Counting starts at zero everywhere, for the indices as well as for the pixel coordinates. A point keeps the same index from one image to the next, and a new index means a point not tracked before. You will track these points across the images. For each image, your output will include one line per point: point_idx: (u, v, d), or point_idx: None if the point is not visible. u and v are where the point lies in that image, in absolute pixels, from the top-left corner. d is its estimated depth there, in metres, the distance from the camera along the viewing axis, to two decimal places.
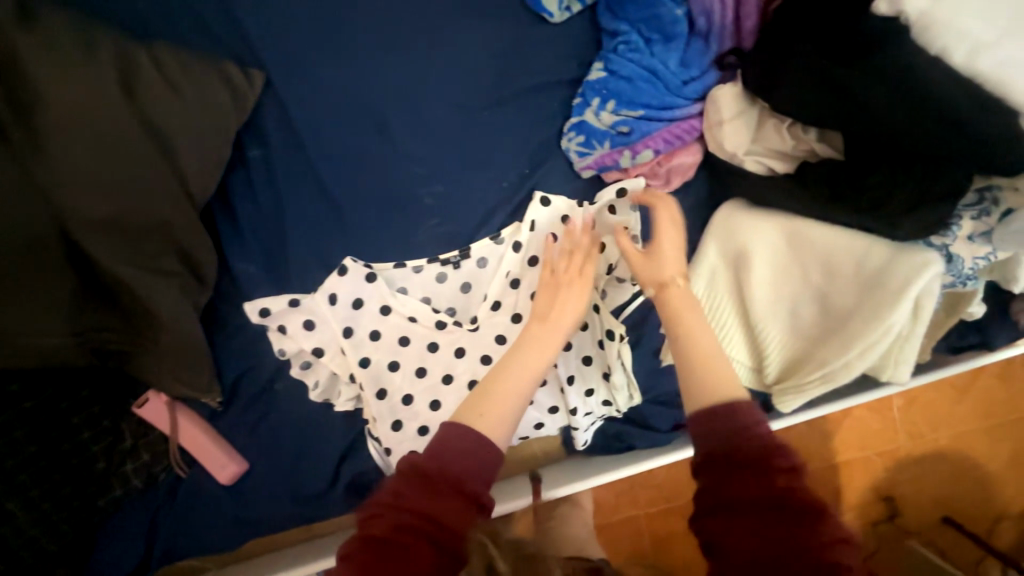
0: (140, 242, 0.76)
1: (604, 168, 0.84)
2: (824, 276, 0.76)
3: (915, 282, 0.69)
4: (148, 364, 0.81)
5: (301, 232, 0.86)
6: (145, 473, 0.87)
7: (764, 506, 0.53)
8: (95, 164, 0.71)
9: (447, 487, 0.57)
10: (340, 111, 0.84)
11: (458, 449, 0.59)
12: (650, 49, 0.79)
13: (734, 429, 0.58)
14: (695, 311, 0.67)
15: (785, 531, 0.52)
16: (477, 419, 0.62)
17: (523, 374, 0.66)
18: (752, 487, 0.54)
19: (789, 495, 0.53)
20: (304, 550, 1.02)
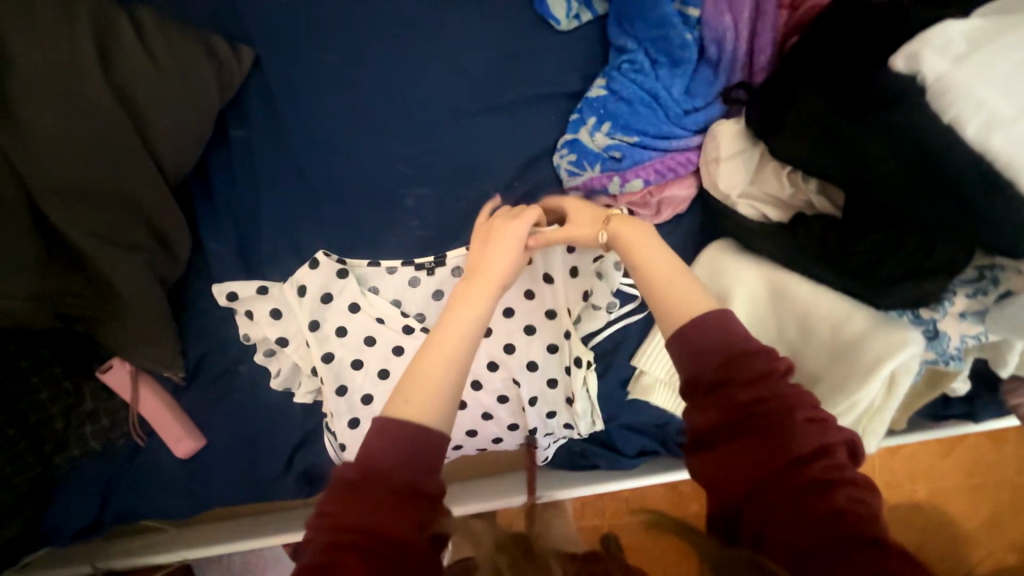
0: (110, 214, 0.77)
1: (592, 191, 0.80)
2: (800, 335, 0.73)
3: (889, 360, 0.65)
4: (113, 332, 0.81)
5: (278, 218, 0.85)
6: (105, 437, 0.88)
7: (737, 421, 0.53)
8: (67, 132, 0.71)
9: (376, 487, 0.53)
10: (329, 99, 0.82)
11: (392, 446, 0.55)
12: (654, 72, 0.75)
13: (702, 360, 0.56)
14: (647, 240, 0.66)
15: (767, 443, 0.51)
16: (405, 406, 0.58)
17: (451, 341, 0.63)
18: (732, 408, 0.53)
19: (761, 410, 0.52)
20: (270, 519, 1.04)
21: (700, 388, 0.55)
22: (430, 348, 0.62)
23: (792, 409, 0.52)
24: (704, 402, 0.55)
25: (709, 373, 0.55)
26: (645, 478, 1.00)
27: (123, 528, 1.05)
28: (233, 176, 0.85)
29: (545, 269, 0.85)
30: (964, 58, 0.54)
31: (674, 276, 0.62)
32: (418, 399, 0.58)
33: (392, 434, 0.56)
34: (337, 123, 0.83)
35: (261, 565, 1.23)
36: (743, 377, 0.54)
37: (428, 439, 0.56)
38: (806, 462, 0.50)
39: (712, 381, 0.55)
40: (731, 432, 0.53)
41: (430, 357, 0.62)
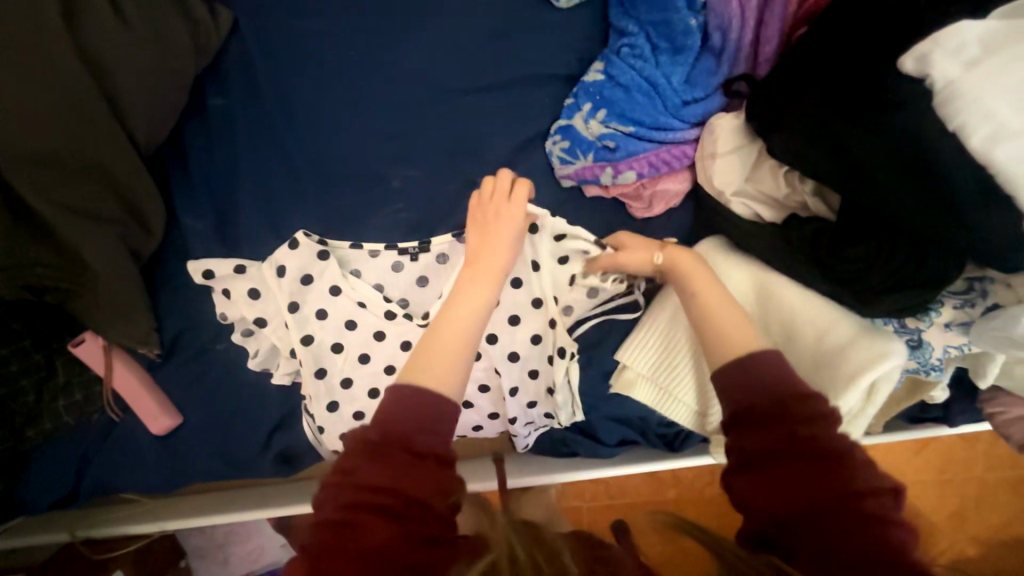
0: (80, 183, 0.73)
1: (584, 181, 0.78)
2: (784, 339, 0.72)
3: (870, 370, 0.65)
4: (87, 306, 0.79)
5: (257, 195, 0.82)
6: (78, 413, 0.86)
7: (788, 455, 0.53)
8: (28, 94, 0.66)
9: (399, 450, 0.54)
10: (312, 69, 0.78)
11: (412, 406, 0.58)
12: (654, 58, 0.71)
13: (760, 390, 0.57)
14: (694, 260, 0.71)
15: (817, 478, 0.52)
16: (424, 372, 0.60)
17: (462, 318, 0.65)
18: (783, 443, 0.54)
19: (813, 448, 0.53)
20: (236, 496, 1.04)
21: (757, 415, 0.56)
22: (445, 327, 0.64)
23: (844, 450, 0.53)
24: (762, 427, 0.55)
25: (771, 402, 0.56)
26: (622, 467, 1.02)
27: (101, 499, 1.05)
28: (210, 148, 0.81)
29: (533, 255, 0.81)
30: (976, 63, 0.51)
31: (717, 300, 0.67)
32: (438, 369, 0.61)
33: (417, 399, 0.58)
34: (321, 96, 0.79)
35: (244, 536, 1.25)
36: (797, 416, 0.54)
37: (449, 406, 0.59)
38: (859, 497, 0.51)
39: (765, 416, 0.56)
40: (786, 457, 0.53)
41: (448, 336, 0.64)
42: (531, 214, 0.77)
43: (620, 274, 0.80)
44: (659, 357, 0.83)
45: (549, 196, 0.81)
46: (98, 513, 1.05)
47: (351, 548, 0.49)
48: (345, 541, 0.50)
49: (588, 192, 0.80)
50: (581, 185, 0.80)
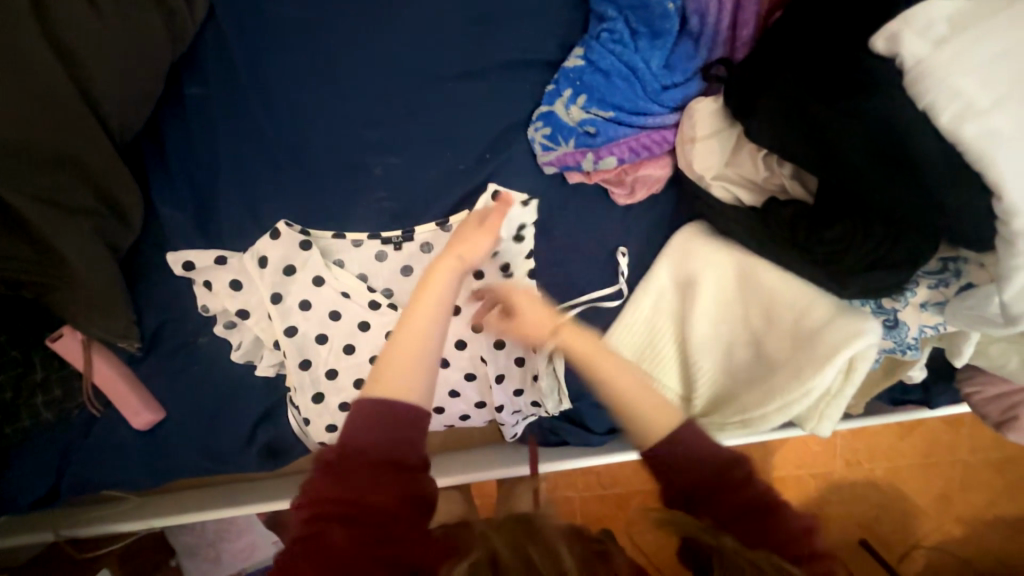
0: (53, 170, 0.71)
1: (566, 168, 0.78)
2: (763, 321, 0.73)
3: (848, 346, 0.67)
4: (65, 300, 0.77)
5: (237, 185, 0.81)
6: (58, 409, 0.85)
7: (733, 520, 0.58)
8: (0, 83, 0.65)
9: (359, 463, 0.56)
10: (290, 57, 0.77)
11: (370, 423, 0.58)
12: (633, 44, 0.71)
13: (705, 459, 0.62)
14: (601, 354, 0.69)
15: (758, 532, 0.58)
16: (375, 386, 0.60)
17: (421, 327, 0.64)
18: (724, 509, 0.59)
19: (750, 510, 0.59)
20: (226, 491, 1.03)
21: (700, 489, 0.60)
22: (403, 337, 0.63)
23: (772, 499, 0.60)
24: (708, 502, 0.60)
25: (706, 475, 0.61)
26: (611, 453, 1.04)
27: (85, 499, 1.04)
28: (188, 138, 0.80)
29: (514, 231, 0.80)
30: (944, 41, 0.52)
31: (630, 386, 0.68)
32: (391, 385, 0.60)
33: (371, 418, 0.58)
34: (300, 84, 0.78)
35: (236, 532, 1.25)
36: (730, 482, 0.60)
37: (406, 416, 0.59)
38: (793, 545, 0.57)
39: (705, 491, 0.60)
40: (732, 525, 0.58)
41: (403, 348, 0.62)
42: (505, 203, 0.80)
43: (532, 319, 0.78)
44: (644, 341, 0.84)
45: (531, 184, 0.81)
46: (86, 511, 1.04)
47: (318, 554, 0.52)
48: (309, 554, 0.52)
49: (571, 179, 0.80)
50: (563, 172, 0.80)
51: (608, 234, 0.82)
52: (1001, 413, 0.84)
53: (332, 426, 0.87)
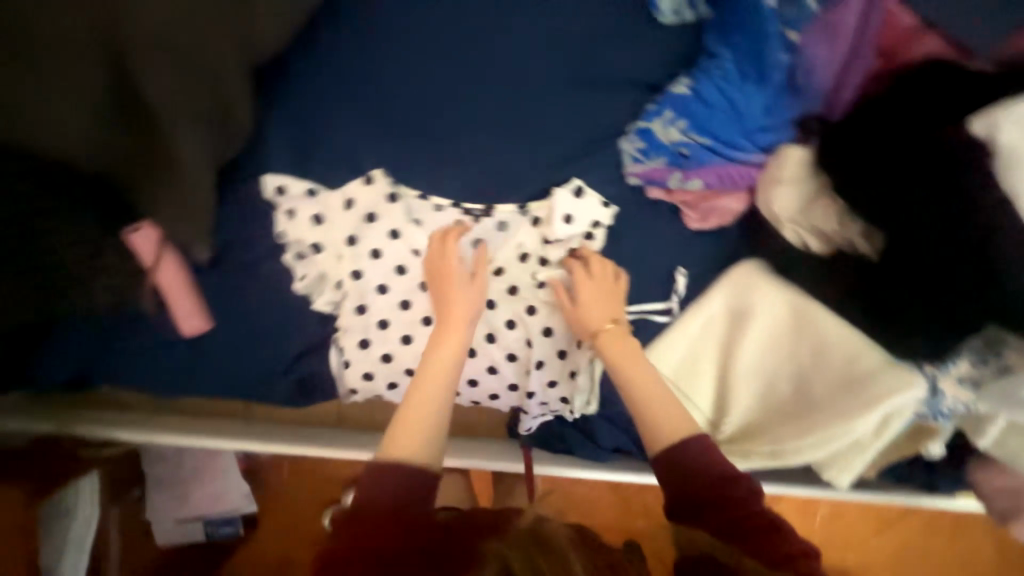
0: (187, 75, 0.75)
1: (649, 182, 0.84)
2: (811, 361, 0.78)
3: (896, 395, 0.72)
4: (158, 197, 0.81)
5: (342, 128, 0.84)
6: (115, 297, 0.85)
7: (731, 525, 0.65)
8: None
9: (373, 515, 0.66)
10: (424, 26, 0.83)
11: (384, 481, 0.68)
12: (740, 84, 0.77)
13: (702, 470, 0.69)
14: (632, 352, 0.78)
15: (752, 542, 0.64)
16: (391, 445, 0.71)
17: (430, 391, 0.74)
18: (724, 515, 0.66)
19: (748, 520, 0.65)
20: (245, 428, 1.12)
21: (700, 497, 0.67)
22: (416, 391, 0.74)
23: (765, 514, 0.66)
24: (709, 510, 0.67)
25: (707, 484, 0.68)
26: (609, 470, 1.14)
27: (92, 397, 1.07)
28: (308, 75, 0.83)
29: (590, 229, 0.86)
30: None
31: (657, 388, 0.76)
32: (404, 442, 0.70)
33: (386, 474, 0.69)
34: (426, 51, 0.83)
35: (208, 477, 1.41)
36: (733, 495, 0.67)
37: (418, 473, 0.69)
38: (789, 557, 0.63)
39: (706, 498, 0.67)
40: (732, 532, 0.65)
41: (415, 407, 0.73)
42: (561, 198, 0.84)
43: (601, 288, 0.83)
44: (685, 361, 0.87)
45: (613, 191, 0.86)
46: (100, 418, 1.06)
47: None
48: None
49: (650, 194, 0.85)
50: (645, 186, 0.85)
51: (672, 253, 0.87)
52: (994, 511, 0.88)
53: (368, 374, 0.90)
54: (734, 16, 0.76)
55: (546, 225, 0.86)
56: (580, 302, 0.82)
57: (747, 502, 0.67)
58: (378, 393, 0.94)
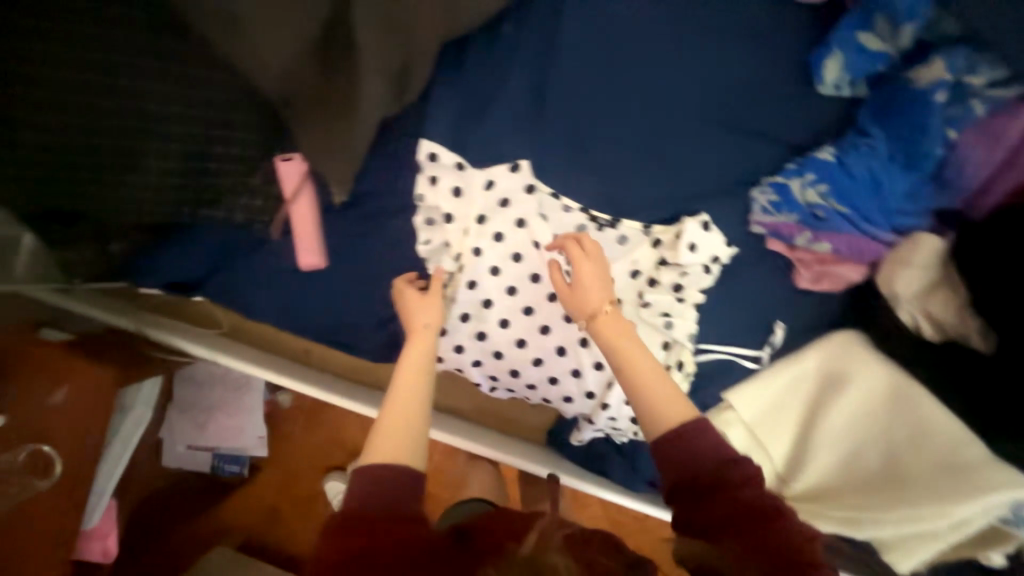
0: (390, 34, 0.80)
1: (775, 234, 0.88)
2: (906, 442, 0.81)
3: (997, 493, 0.75)
4: (323, 137, 0.86)
5: (500, 116, 0.90)
6: (249, 215, 0.92)
7: (731, 514, 0.63)
8: None
9: (363, 521, 0.64)
10: (602, 43, 0.88)
11: (372, 488, 0.66)
12: (886, 165, 0.81)
13: (696, 462, 0.66)
14: (629, 337, 0.75)
15: (753, 531, 0.62)
16: (371, 454, 0.69)
17: (405, 393, 0.75)
18: (722, 502, 0.64)
19: (751, 509, 0.63)
20: (296, 368, 1.21)
21: (701, 484, 0.65)
22: (383, 427, 0.71)
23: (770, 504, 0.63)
24: (709, 497, 0.64)
25: (708, 471, 0.66)
26: (637, 501, 1.15)
27: (163, 302, 1.21)
28: (484, 60, 0.89)
29: (708, 263, 0.89)
30: None
31: (651, 371, 0.73)
32: (387, 446, 0.70)
33: (374, 480, 0.67)
34: (596, 66, 0.89)
35: (231, 411, 1.46)
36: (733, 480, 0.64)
37: (405, 474, 0.68)
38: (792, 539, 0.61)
39: (707, 484, 0.65)
40: (730, 522, 0.63)
41: (392, 415, 0.73)
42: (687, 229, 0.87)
43: (598, 269, 0.82)
44: (768, 410, 0.89)
45: (734, 234, 0.90)
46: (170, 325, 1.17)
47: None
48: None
49: (770, 245, 0.89)
50: (768, 237, 0.89)
51: (774, 305, 0.91)
52: None
53: (460, 347, 0.94)
54: (897, 102, 0.81)
55: (667, 249, 0.89)
56: (578, 277, 0.81)
57: (748, 488, 0.64)
58: (461, 367, 0.97)
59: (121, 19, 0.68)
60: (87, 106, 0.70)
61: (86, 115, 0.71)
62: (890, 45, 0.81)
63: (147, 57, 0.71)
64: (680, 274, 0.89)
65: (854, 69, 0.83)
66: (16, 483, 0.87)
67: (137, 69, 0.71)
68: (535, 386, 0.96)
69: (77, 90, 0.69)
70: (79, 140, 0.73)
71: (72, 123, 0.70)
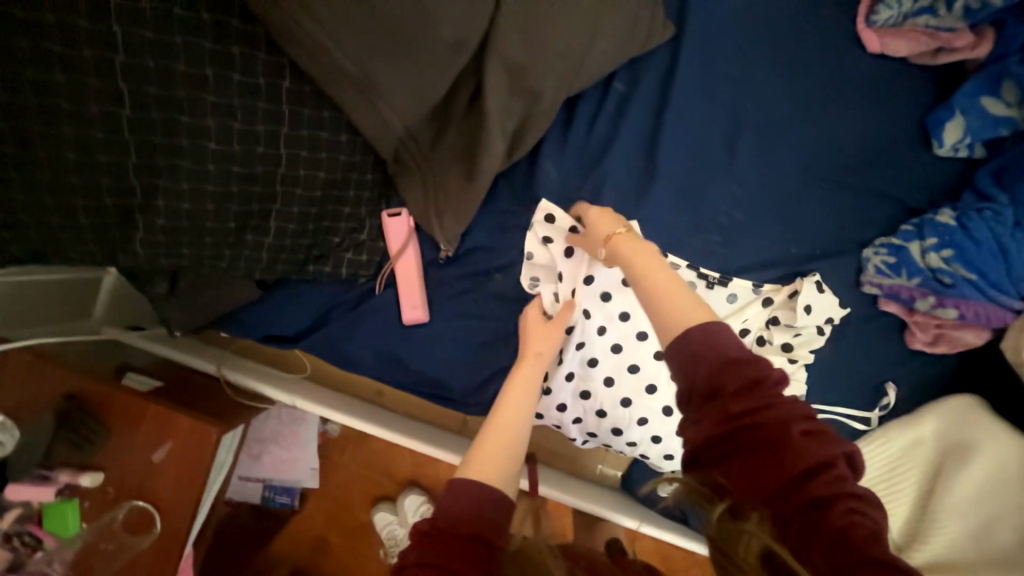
0: (514, 97, 0.83)
1: (891, 296, 0.86)
2: None
3: None
4: (436, 193, 0.87)
5: (609, 173, 0.89)
6: (353, 270, 0.91)
7: (737, 433, 0.51)
8: (544, 26, 0.78)
9: (442, 532, 0.57)
10: (711, 102, 0.88)
11: (461, 499, 0.60)
12: (1012, 231, 0.80)
13: (687, 376, 0.55)
14: (643, 247, 0.71)
15: (764, 455, 0.50)
16: (467, 470, 0.65)
17: (511, 413, 0.73)
18: (725, 416, 0.52)
19: (758, 422, 0.50)
20: (371, 411, 1.17)
21: (707, 395, 0.54)
22: (484, 444, 0.68)
23: (790, 423, 0.50)
24: (711, 409, 0.53)
25: (714, 376, 0.54)
26: None
27: (243, 345, 1.25)
28: (594, 119, 0.90)
29: (822, 323, 0.87)
30: None
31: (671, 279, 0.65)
32: (483, 465, 0.65)
33: (463, 494, 0.61)
34: (705, 123, 0.89)
35: (287, 444, 1.39)
36: (741, 387, 0.52)
37: (495, 500, 0.61)
38: (807, 479, 0.48)
39: (712, 394, 0.53)
40: (736, 442, 0.51)
41: (494, 434, 0.70)
42: (800, 290, 0.86)
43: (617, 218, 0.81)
44: (883, 471, 0.89)
45: (846, 295, 0.89)
46: (247, 368, 1.15)
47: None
48: None
49: (885, 306, 0.88)
50: (882, 298, 0.88)
51: (886, 367, 0.90)
52: None
53: (562, 405, 0.93)
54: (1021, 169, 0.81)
55: (781, 310, 0.88)
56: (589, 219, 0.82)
57: (756, 395, 0.52)
58: (559, 423, 0.96)
59: (265, 92, 0.71)
60: (226, 174, 0.72)
61: (222, 182, 0.73)
62: (1016, 111, 0.82)
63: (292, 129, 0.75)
64: (791, 335, 0.87)
65: (973, 133, 0.83)
66: (114, 541, 0.88)
67: (276, 137, 0.74)
68: (635, 444, 0.93)
69: (219, 158, 0.71)
70: (212, 204, 0.73)
71: (208, 191, 0.72)
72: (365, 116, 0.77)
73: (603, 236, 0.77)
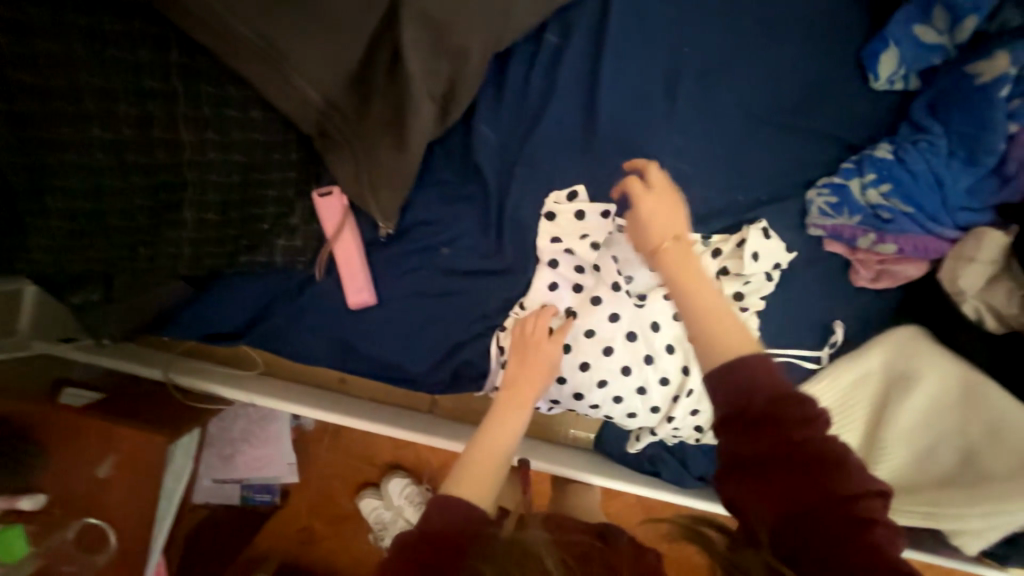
0: (438, 56, 0.77)
1: (835, 236, 0.87)
2: (985, 436, 0.80)
3: None
4: (364, 167, 0.81)
5: (548, 132, 0.85)
6: (289, 257, 0.85)
7: (781, 462, 0.49)
8: None
9: (422, 538, 0.54)
10: (647, 48, 0.85)
11: (453, 515, 0.58)
12: (946, 161, 0.81)
13: (732, 397, 0.52)
14: (696, 272, 0.61)
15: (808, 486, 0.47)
16: (459, 488, 0.62)
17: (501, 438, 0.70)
18: (772, 445, 0.49)
19: (804, 454, 0.48)
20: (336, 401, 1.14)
21: (751, 419, 0.51)
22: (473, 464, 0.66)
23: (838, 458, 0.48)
24: (755, 434, 0.50)
25: (763, 404, 0.51)
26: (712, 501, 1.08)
27: (193, 347, 1.20)
28: (528, 74, 0.86)
29: (770, 270, 0.87)
30: None
31: (716, 304, 0.58)
32: (473, 485, 0.63)
33: (454, 508, 0.59)
34: (643, 71, 0.85)
35: (262, 440, 1.36)
36: (793, 418, 0.50)
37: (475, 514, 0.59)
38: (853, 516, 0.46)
39: (758, 421, 0.50)
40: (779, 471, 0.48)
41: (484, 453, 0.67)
42: (745, 238, 0.85)
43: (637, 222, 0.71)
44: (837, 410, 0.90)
45: (794, 239, 0.89)
46: (199, 369, 1.11)
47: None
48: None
49: (830, 247, 0.89)
50: (827, 239, 0.88)
51: (836, 306, 0.91)
52: None
53: None
54: (953, 97, 0.80)
55: (730, 260, 0.86)
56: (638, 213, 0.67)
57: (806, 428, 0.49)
58: None
59: (156, 71, 0.64)
60: (123, 164, 0.66)
61: (122, 175, 0.67)
62: (947, 38, 0.82)
63: (187, 107, 0.68)
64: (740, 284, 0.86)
65: (906, 64, 0.83)
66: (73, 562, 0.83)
67: (174, 117, 0.67)
68: (599, 406, 0.91)
69: (107, 146, 0.65)
70: (111, 197, 0.68)
71: (107, 184, 0.67)
72: (275, 83, 0.70)
73: (652, 239, 0.64)
